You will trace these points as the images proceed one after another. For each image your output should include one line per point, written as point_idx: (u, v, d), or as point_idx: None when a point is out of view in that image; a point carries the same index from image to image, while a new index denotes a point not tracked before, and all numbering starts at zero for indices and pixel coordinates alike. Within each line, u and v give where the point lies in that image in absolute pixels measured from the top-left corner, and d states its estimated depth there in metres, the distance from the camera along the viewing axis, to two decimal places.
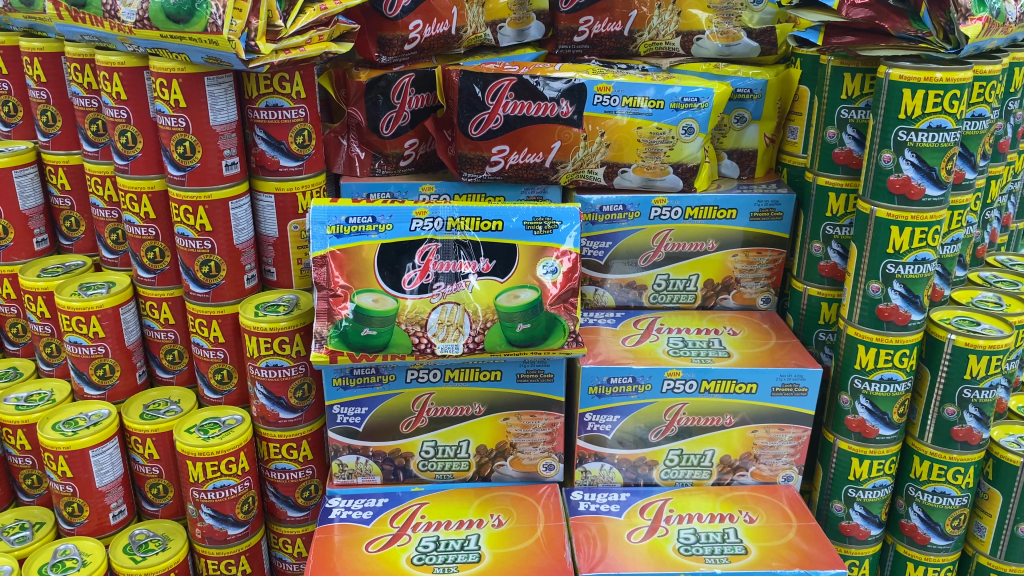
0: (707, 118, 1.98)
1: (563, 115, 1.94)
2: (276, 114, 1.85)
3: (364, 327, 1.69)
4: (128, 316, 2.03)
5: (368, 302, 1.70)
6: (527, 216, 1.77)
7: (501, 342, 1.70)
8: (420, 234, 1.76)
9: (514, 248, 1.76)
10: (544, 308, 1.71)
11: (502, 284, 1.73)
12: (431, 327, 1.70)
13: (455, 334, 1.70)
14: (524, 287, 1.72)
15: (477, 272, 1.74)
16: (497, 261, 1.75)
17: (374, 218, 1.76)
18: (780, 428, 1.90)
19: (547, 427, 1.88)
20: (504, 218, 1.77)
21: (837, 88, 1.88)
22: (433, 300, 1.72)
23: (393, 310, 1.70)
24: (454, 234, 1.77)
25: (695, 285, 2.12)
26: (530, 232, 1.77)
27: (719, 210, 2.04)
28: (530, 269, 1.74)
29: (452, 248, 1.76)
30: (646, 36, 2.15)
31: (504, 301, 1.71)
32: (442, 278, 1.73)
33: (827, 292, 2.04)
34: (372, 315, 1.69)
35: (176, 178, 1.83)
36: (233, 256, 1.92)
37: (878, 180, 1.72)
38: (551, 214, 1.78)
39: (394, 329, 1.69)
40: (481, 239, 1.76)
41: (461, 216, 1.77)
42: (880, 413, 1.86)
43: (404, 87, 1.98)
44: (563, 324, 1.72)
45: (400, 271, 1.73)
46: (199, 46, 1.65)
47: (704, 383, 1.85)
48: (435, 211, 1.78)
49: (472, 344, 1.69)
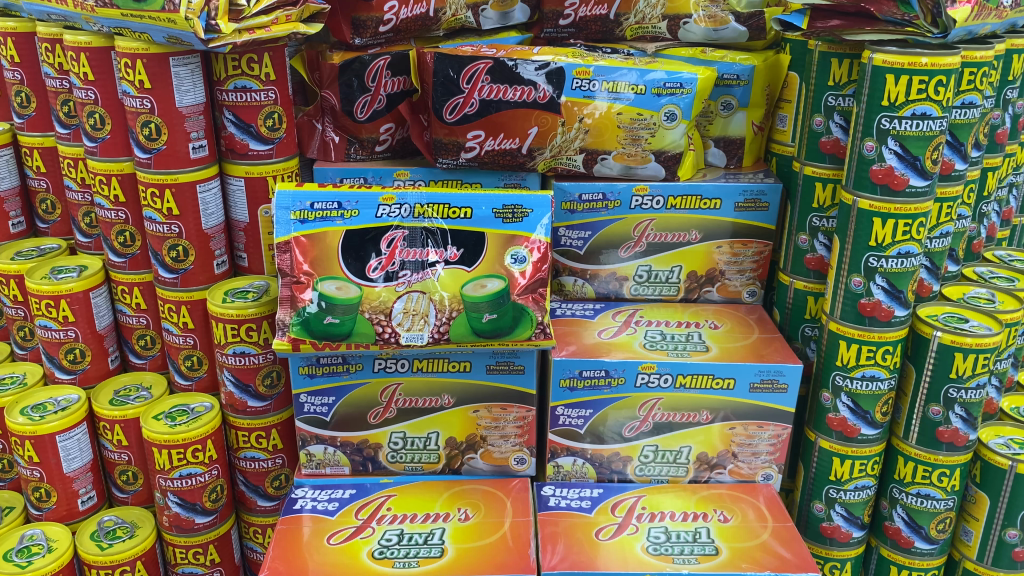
0: (691, 104, 1.91)
1: (541, 99, 1.88)
2: (245, 96, 1.81)
3: (326, 315, 1.65)
4: (99, 300, 2.00)
5: (331, 290, 1.66)
6: (497, 204, 1.73)
7: (467, 333, 1.65)
8: (387, 220, 1.72)
9: (483, 236, 1.71)
10: (511, 298, 1.66)
11: (469, 274, 1.68)
12: (396, 316, 1.66)
13: (420, 324, 1.65)
14: (491, 276, 1.67)
15: (445, 261, 1.70)
16: (465, 250, 1.70)
17: (340, 204, 1.72)
18: (759, 426, 1.83)
19: (518, 420, 1.83)
20: (474, 205, 1.72)
21: (824, 74, 1.82)
22: (399, 289, 1.67)
23: (356, 298, 1.65)
24: (422, 221, 1.72)
25: (678, 277, 2.06)
26: (499, 220, 1.72)
27: (702, 199, 1.97)
28: (498, 258, 1.69)
29: (420, 235, 1.71)
30: (632, 20, 2.08)
31: (470, 290, 1.66)
32: (408, 267, 1.69)
33: (814, 286, 1.98)
34: (335, 303, 1.65)
35: (143, 160, 1.80)
36: (202, 241, 1.89)
37: (861, 170, 1.65)
38: (522, 201, 1.73)
39: (357, 318, 1.65)
40: (449, 227, 1.72)
41: (429, 203, 1.73)
42: (862, 412, 1.79)
43: (380, 69, 1.94)
44: (531, 315, 1.67)
45: (365, 257, 1.69)
46: (159, 25, 1.61)
47: (680, 377, 1.78)
48: (402, 197, 1.73)
49: (437, 335, 1.65)
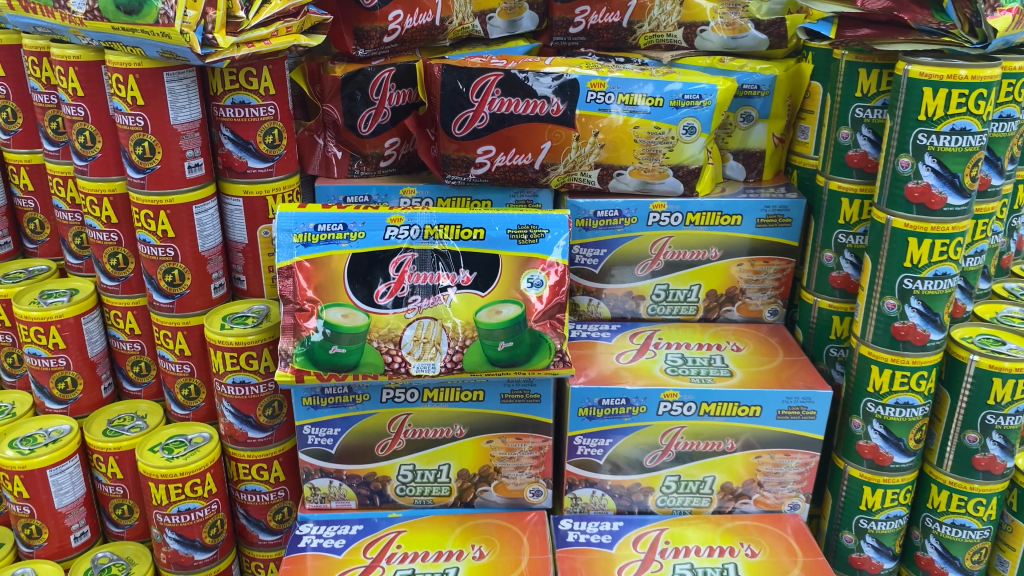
0: (711, 117, 1.83)
1: (554, 113, 1.80)
2: (243, 112, 1.72)
3: (332, 345, 1.56)
4: (91, 326, 1.90)
5: (337, 318, 1.57)
6: (511, 224, 1.64)
7: (481, 361, 1.57)
8: (395, 243, 1.63)
9: (496, 258, 1.62)
10: (528, 324, 1.57)
11: (482, 299, 1.59)
12: (406, 344, 1.57)
13: (432, 352, 1.57)
14: (506, 301, 1.59)
15: (457, 285, 1.61)
16: (478, 273, 1.61)
17: (345, 225, 1.63)
18: (786, 454, 1.76)
19: (534, 451, 1.75)
20: (487, 226, 1.64)
21: (851, 85, 1.72)
22: (409, 315, 1.59)
23: (364, 326, 1.57)
24: (432, 243, 1.63)
25: (697, 296, 1.97)
26: (514, 241, 1.63)
27: (723, 216, 1.88)
28: (513, 283, 1.60)
29: (429, 258, 1.62)
30: (646, 27, 2.00)
31: (484, 316, 1.57)
32: (418, 291, 1.60)
33: (839, 304, 1.90)
34: (341, 331, 1.56)
35: (136, 180, 1.71)
36: (198, 264, 1.80)
37: (895, 187, 1.57)
38: (538, 221, 1.64)
39: (365, 347, 1.56)
40: (461, 249, 1.62)
41: (440, 224, 1.64)
42: (895, 439, 1.71)
43: (384, 82, 1.85)
44: (549, 342, 1.58)
45: (373, 282, 1.60)
46: (152, 40, 1.51)
47: (704, 405, 1.70)
48: (411, 218, 1.65)
49: (450, 364, 1.56)
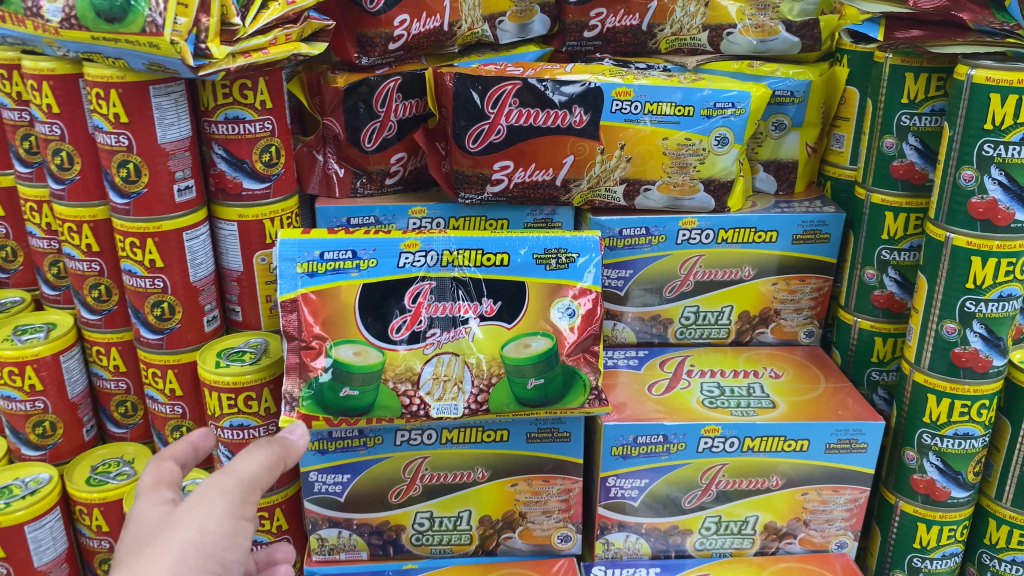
0: (744, 126, 1.69)
1: (576, 125, 1.65)
2: (237, 128, 1.56)
3: (343, 387, 1.41)
4: (71, 364, 1.74)
5: (348, 356, 1.41)
6: (537, 247, 1.49)
7: (509, 401, 1.42)
8: (410, 270, 1.48)
9: (522, 285, 1.47)
10: (560, 358, 1.43)
11: (509, 332, 1.45)
12: (424, 383, 1.42)
13: (454, 392, 1.42)
14: (535, 334, 1.44)
15: (480, 315, 1.46)
16: (503, 303, 1.46)
17: (354, 252, 1.47)
18: (834, 490, 1.63)
19: (563, 494, 1.60)
20: (510, 250, 1.49)
21: (896, 90, 1.61)
22: (428, 351, 1.44)
23: (378, 364, 1.42)
24: (451, 270, 1.48)
25: (729, 318, 1.83)
26: (541, 266, 1.48)
27: (757, 232, 1.75)
28: (542, 313, 1.46)
29: (448, 286, 1.48)
30: (668, 31, 1.86)
31: (512, 351, 1.43)
32: (437, 324, 1.45)
33: (881, 325, 1.78)
34: (353, 371, 1.41)
35: (120, 206, 1.55)
36: (190, 295, 1.64)
37: (955, 202, 1.45)
38: (565, 243, 1.50)
39: (380, 387, 1.41)
40: (482, 276, 1.48)
41: (459, 248, 1.49)
42: (953, 473, 1.59)
43: (389, 92, 1.70)
44: (583, 376, 1.43)
45: (387, 315, 1.45)
46: (138, 50, 1.35)
47: (747, 440, 1.57)
48: (427, 243, 1.50)
49: (475, 405, 1.42)
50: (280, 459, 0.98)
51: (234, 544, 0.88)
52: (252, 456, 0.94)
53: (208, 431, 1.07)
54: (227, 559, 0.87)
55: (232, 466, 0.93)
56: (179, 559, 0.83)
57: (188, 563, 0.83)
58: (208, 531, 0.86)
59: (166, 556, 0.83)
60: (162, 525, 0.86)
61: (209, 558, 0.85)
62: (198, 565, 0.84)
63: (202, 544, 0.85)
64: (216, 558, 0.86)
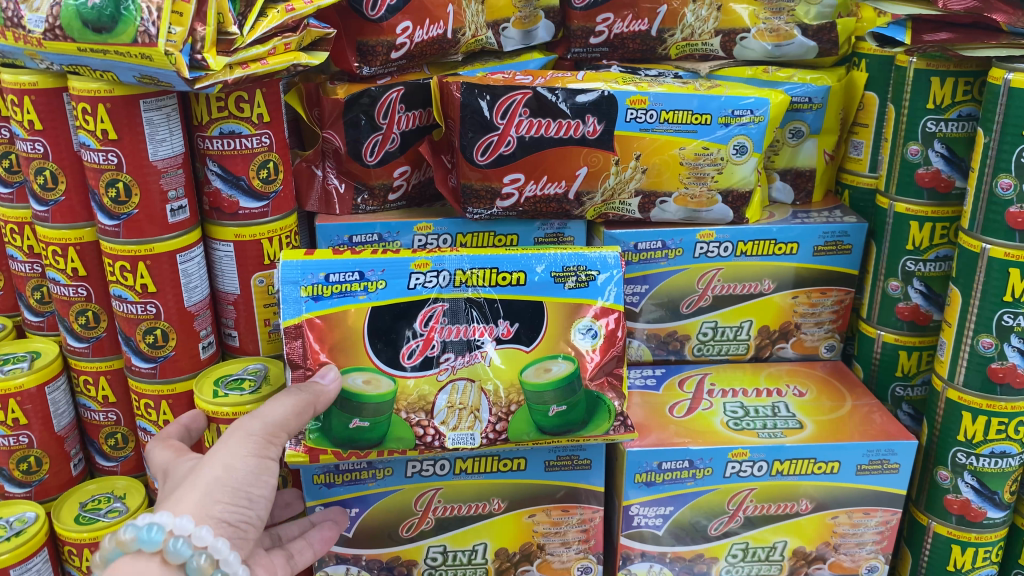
0: (763, 134, 1.62)
1: (590, 135, 1.58)
2: (233, 143, 1.47)
3: (352, 419, 1.31)
4: (56, 395, 1.63)
5: (358, 386, 1.31)
6: (554, 266, 1.41)
7: (529, 429, 1.34)
8: (421, 292, 1.39)
9: (540, 305, 1.39)
10: (582, 383, 1.34)
11: (528, 355, 1.37)
12: (439, 412, 1.33)
13: (470, 421, 1.33)
14: (556, 358, 1.36)
15: (496, 339, 1.38)
16: (521, 324, 1.38)
17: (361, 273, 1.39)
18: (865, 512, 1.55)
19: (583, 524, 1.52)
20: (527, 269, 1.41)
21: (920, 96, 1.55)
22: (441, 377, 1.35)
23: (390, 393, 1.32)
24: (465, 291, 1.40)
25: (748, 333, 1.76)
26: (559, 285, 1.40)
27: (777, 244, 1.68)
28: (561, 334, 1.38)
29: (461, 308, 1.39)
30: (678, 36, 1.79)
31: (531, 375, 1.35)
32: (451, 348, 1.37)
33: (905, 338, 1.72)
34: (364, 402, 1.31)
35: (109, 228, 1.46)
36: (184, 321, 1.54)
37: (992, 212, 1.39)
38: (584, 261, 1.42)
39: (392, 418, 1.32)
40: (498, 296, 1.40)
41: (472, 267, 1.41)
42: (989, 492, 1.53)
43: (392, 103, 1.62)
44: (608, 403, 1.35)
45: (397, 342, 1.36)
46: (128, 62, 1.27)
47: (777, 463, 1.50)
48: (439, 262, 1.41)
49: (493, 434, 1.33)
50: (306, 405, 1.19)
51: (257, 479, 1.08)
52: (282, 403, 1.16)
53: (198, 413, 1.33)
54: (252, 493, 1.07)
55: (263, 413, 1.14)
56: (205, 494, 1.04)
57: (215, 497, 1.04)
58: (233, 470, 1.06)
59: (193, 494, 1.03)
60: (194, 469, 1.07)
61: (235, 493, 1.06)
62: (225, 499, 1.05)
63: (227, 481, 1.05)
64: (243, 492, 1.06)
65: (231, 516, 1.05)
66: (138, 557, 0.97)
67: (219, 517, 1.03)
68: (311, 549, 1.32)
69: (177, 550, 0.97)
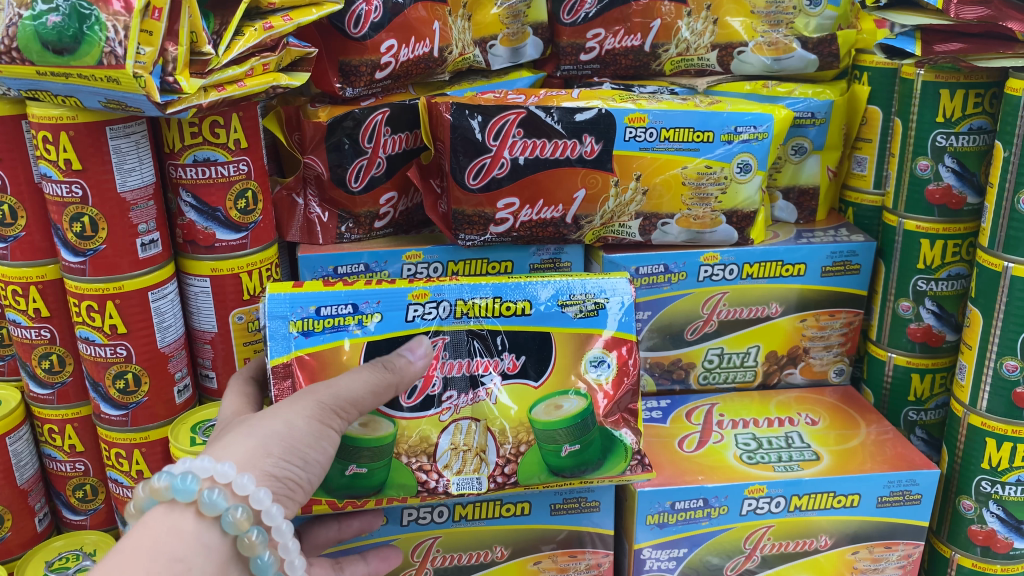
0: (767, 151, 1.55)
1: (587, 155, 1.50)
2: (207, 171, 1.37)
3: (349, 465, 1.20)
4: (18, 446, 1.51)
5: (355, 430, 1.20)
6: (561, 294, 1.30)
7: (541, 471, 1.24)
8: (420, 324, 1.27)
9: (547, 337, 1.28)
10: (596, 420, 1.24)
11: (537, 391, 1.27)
12: (441, 455, 1.23)
13: (475, 464, 1.23)
14: (567, 393, 1.26)
15: (501, 374, 1.27)
16: (528, 357, 1.27)
17: (355, 305, 1.26)
18: (886, 546, 1.47)
19: (591, 570, 1.42)
20: (532, 298, 1.30)
21: (929, 109, 1.50)
22: (443, 417, 1.24)
23: (389, 437, 1.21)
24: (467, 322, 1.28)
25: (756, 359, 1.68)
26: (567, 314, 1.29)
27: (784, 265, 1.60)
28: (572, 368, 1.28)
29: (462, 341, 1.27)
30: (673, 51, 1.72)
31: (541, 414, 1.24)
32: (454, 386, 1.26)
33: (918, 361, 1.65)
34: (361, 447, 1.19)
35: (73, 266, 1.35)
36: (157, 362, 1.43)
37: (1015, 228, 1.34)
38: (592, 288, 1.31)
39: (391, 463, 1.22)
40: (501, 328, 1.28)
41: (474, 297, 1.29)
42: (1015, 522, 1.45)
43: (377, 126, 1.52)
44: (624, 441, 1.25)
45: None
46: (93, 86, 1.16)
47: (795, 499, 1.41)
48: (438, 291, 1.29)
49: (501, 478, 1.23)
50: (387, 383, 1.12)
51: (315, 444, 1.05)
52: (362, 376, 1.10)
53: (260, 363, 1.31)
54: (307, 455, 1.04)
55: (341, 382, 1.09)
56: (259, 444, 1.01)
57: (268, 451, 1.01)
58: (293, 429, 1.03)
59: (248, 442, 1.01)
60: (254, 419, 1.05)
61: (290, 450, 1.02)
62: (278, 455, 1.01)
63: (284, 438, 1.02)
64: (298, 452, 1.03)
65: (282, 472, 1.02)
66: (173, 508, 0.92)
67: (267, 471, 1.00)
68: (365, 564, 1.29)
69: (212, 502, 0.91)
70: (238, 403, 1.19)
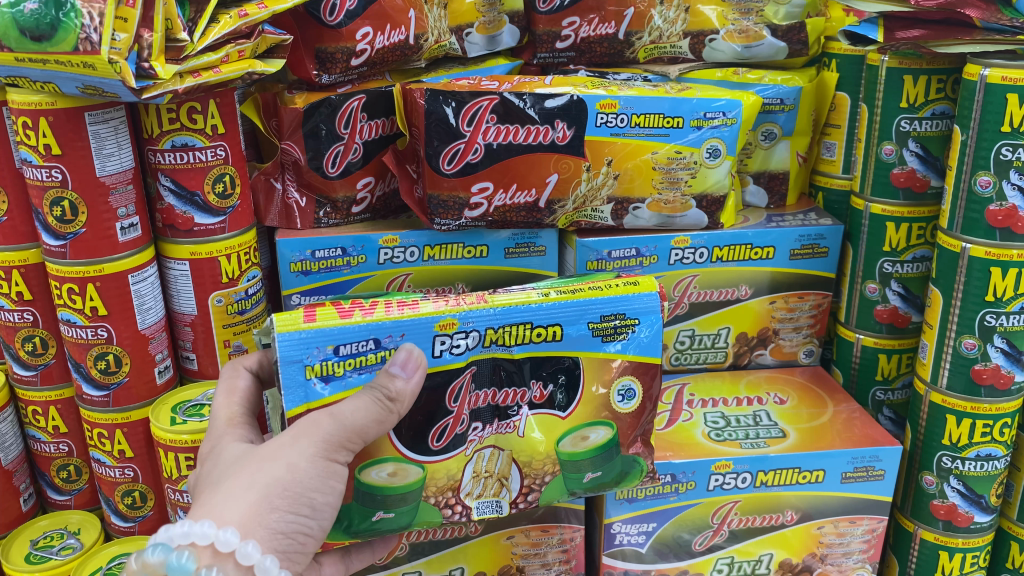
0: (736, 136, 1.58)
1: (560, 140, 1.53)
2: (185, 156, 1.40)
3: (375, 511, 1.18)
4: (3, 427, 1.55)
5: (383, 479, 1.17)
6: (594, 314, 1.20)
7: (562, 492, 1.26)
8: (448, 358, 1.17)
9: (574, 362, 1.21)
10: (620, 448, 1.25)
11: (565, 422, 1.23)
12: (465, 485, 1.22)
13: (496, 488, 1.23)
14: (595, 424, 1.24)
15: (529, 404, 1.22)
16: (557, 385, 1.22)
17: (376, 340, 1.14)
18: (851, 521, 1.50)
19: (563, 545, 1.46)
20: (563, 320, 1.19)
21: (893, 94, 1.53)
22: (467, 452, 1.21)
23: (417, 482, 1.19)
24: (494, 350, 1.18)
25: (726, 340, 1.72)
26: (597, 339, 1.21)
27: (753, 248, 1.64)
28: (593, 390, 1.23)
29: (489, 371, 1.19)
30: (646, 39, 1.75)
31: (567, 445, 1.24)
32: (481, 417, 1.21)
33: (885, 341, 1.69)
34: (388, 494, 1.18)
35: (55, 249, 1.38)
36: (138, 344, 1.46)
37: (972, 209, 1.38)
38: (622, 309, 1.21)
39: (418, 505, 1.21)
40: (529, 356, 1.20)
41: (503, 325, 1.18)
42: (975, 496, 1.50)
43: (353, 112, 1.56)
44: (641, 463, 1.28)
45: (424, 425, 1.18)
46: (69, 72, 1.19)
47: (760, 474, 1.45)
48: (466, 319, 1.17)
49: (522, 504, 1.25)
50: (387, 409, 1.09)
51: (322, 485, 1.05)
52: (361, 406, 1.07)
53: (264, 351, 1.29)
54: (314, 500, 1.04)
55: (341, 412, 1.06)
56: (263, 498, 1.00)
57: (273, 503, 1.01)
58: (298, 474, 1.03)
59: (251, 495, 1.00)
60: (253, 460, 1.03)
61: (297, 499, 1.02)
62: (282, 507, 1.01)
63: (290, 485, 1.02)
64: (304, 499, 1.03)
65: (287, 520, 1.02)
66: None
67: (274, 525, 1.00)
68: (371, 551, 1.30)
69: None
70: (230, 408, 1.18)
